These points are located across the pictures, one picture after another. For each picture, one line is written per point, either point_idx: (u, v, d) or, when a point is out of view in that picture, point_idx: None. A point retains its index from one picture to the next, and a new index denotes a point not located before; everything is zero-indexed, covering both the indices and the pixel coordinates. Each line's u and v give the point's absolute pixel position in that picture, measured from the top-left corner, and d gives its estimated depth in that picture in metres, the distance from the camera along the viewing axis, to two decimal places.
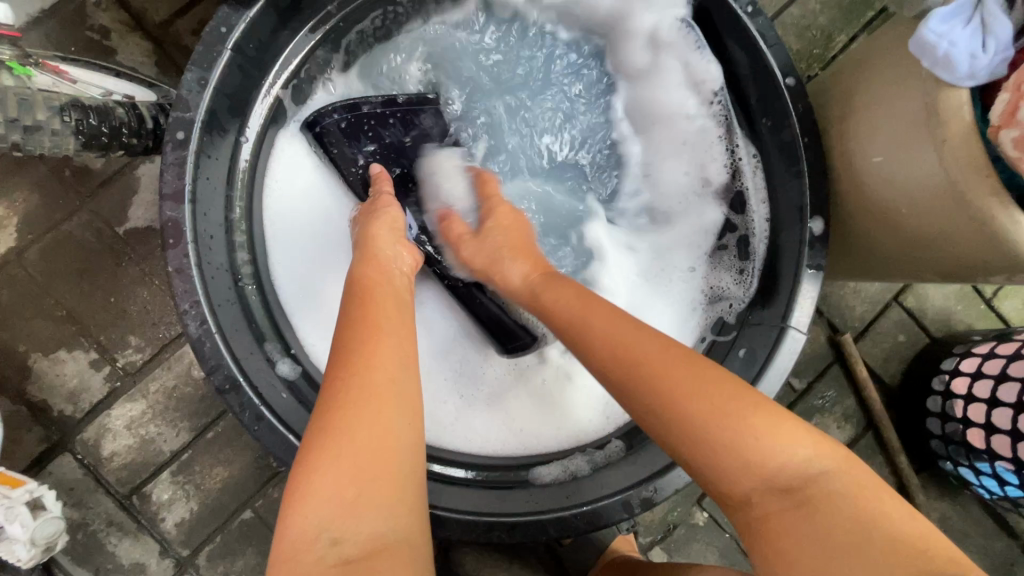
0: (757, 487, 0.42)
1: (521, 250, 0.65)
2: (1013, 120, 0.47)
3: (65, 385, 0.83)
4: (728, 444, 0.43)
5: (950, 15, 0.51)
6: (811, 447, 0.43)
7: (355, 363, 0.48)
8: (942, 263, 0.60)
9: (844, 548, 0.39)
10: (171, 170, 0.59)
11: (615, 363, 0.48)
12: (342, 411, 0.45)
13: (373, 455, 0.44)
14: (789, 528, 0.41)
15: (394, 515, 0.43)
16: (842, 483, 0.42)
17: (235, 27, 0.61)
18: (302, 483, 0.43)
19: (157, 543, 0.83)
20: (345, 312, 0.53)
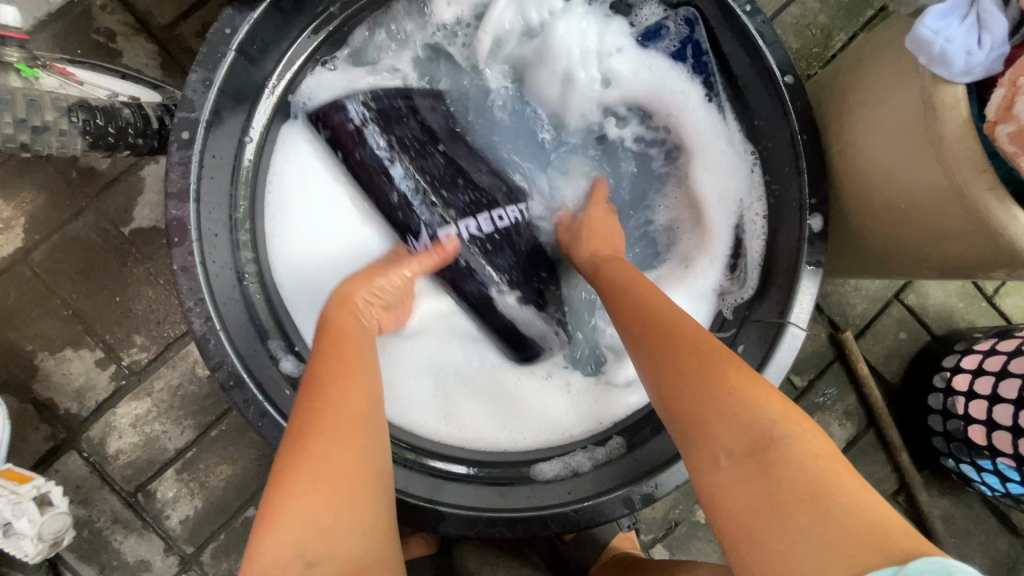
0: (725, 449, 0.43)
1: (603, 236, 0.70)
2: (1009, 115, 0.47)
3: (71, 383, 0.84)
4: (706, 420, 0.45)
5: (945, 12, 0.52)
6: (775, 411, 0.43)
7: (323, 390, 0.49)
8: (934, 252, 0.60)
9: (801, 525, 0.39)
10: (176, 170, 0.60)
11: (642, 321, 0.53)
12: (315, 435, 0.47)
13: (344, 479, 0.47)
14: (752, 514, 0.41)
15: (368, 533, 0.47)
16: (805, 448, 0.41)
17: (239, 28, 0.61)
18: (276, 507, 0.45)
19: (162, 540, 0.84)
20: (319, 349, 0.55)
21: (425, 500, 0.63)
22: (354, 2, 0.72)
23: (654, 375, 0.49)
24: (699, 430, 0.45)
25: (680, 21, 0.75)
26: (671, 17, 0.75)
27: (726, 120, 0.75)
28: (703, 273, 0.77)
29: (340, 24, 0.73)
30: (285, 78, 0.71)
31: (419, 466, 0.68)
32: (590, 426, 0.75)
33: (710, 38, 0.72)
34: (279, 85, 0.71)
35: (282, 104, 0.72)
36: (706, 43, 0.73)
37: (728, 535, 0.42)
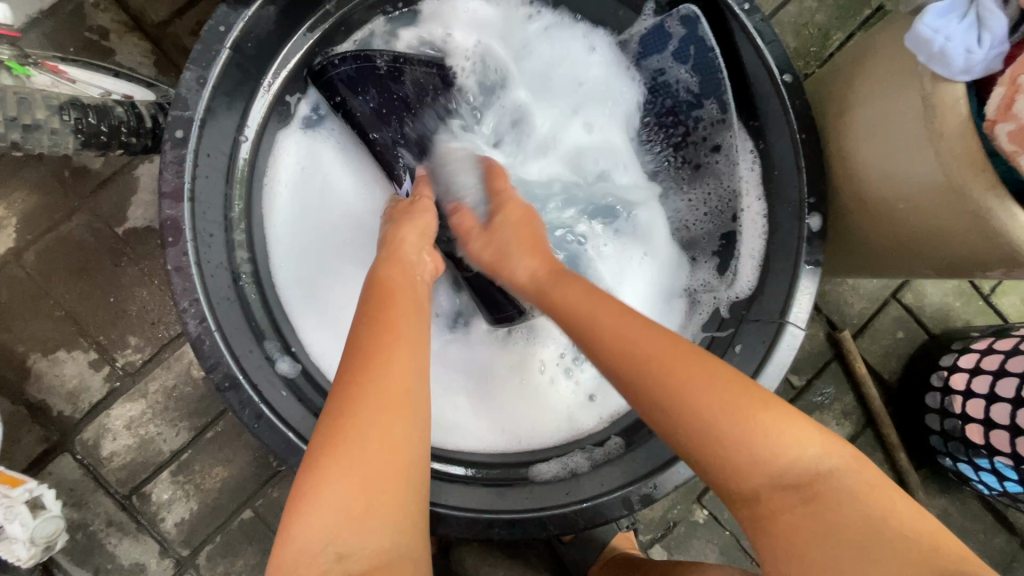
0: (765, 480, 0.43)
1: (528, 247, 0.62)
2: (1009, 113, 0.47)
3: (64, 385, 0.83)
4: (733, 442, 0.43)
5: (944, 10, 0.51)
6: (818, 446, 0.43)
7: (370, 368, 0.47)
8: (935, 254, 0.60)
9: (856, 545, 0.39)
10: (170, 169, 0.59)
11: (628, 363, 0.48)
12: (357, 417, 0.45)
13: (382, 468, 0.44)
14: (796, 530, 0.41)
15: (401, 530, 0.44)
16: (856, 481, 0.42)
17: (233, 25, 0.61)
18: (308, 491, 0.44)
19: (157, 543, 0.83)
20: (358, 326, 0.52)
21: None
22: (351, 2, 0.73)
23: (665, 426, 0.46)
24: (723, 459, 0.44)
25: (678, 20, 0.74)
26: (670, 17, 0.75)
27: (730, 118, 0.73)
28: (692, 269, 0.80)
29: (338, 22, 0.73)
30: (283, 76, 0.71)
31: None
32: (589, 428, 0.75)
33: (712, 35, 0.71)
34: (276, 83, 0.71)
35: (279, 101, 0.72)
36: (711, 38, 0.71)
37: (764, 547, 0.43)
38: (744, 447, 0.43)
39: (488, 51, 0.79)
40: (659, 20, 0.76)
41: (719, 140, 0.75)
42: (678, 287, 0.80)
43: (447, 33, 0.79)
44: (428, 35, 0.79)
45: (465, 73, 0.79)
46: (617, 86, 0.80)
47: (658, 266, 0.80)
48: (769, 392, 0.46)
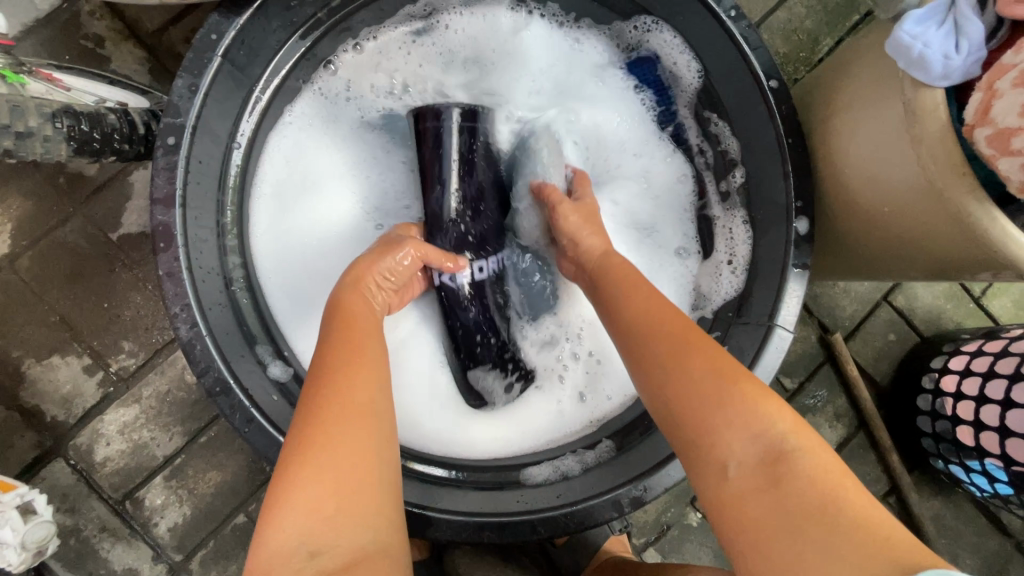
0: (734, 459, 0.43)
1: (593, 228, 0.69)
2: (986, 118, 0.48)
3: (58, 390, 0.83)
4: (718, 427, 0.44)
5: (923, 18, 0.52)
6: (786, 423, 0.44)
7: (333, 378, 0.49)
8: (918, 254, 0.60)
9: (814, 535, 0.39)
10: (162, 175, 0.60)
11: (637, 343, 0.52)
12: (319, 422, 0.46)
13: (351, 468, 0.45)
14: (763, 520, 0.41)
15: (373, 525, 0.44)
16: (813, 463, 0.42)
17: (225, 34, 0.61)
18: (281, 493, 0.43)
19: (150, 548, 0.84)
20: (328, 334, 0.55)
21: (412, 505, 0.63)
22: (343, 10, 0.72)
23: (652, 388, 0.49)
24: (709, 446, 0.44)
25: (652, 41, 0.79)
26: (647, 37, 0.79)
27: (714, 125, 0.77)
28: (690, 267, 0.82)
29: (327, 32, 0.73)
30: (273, 84, 0.71)
31: (405, 470, 0.68)
32: (577, 430, 0.76)
33: (681, 57, 0.77)
34: (267, 91, 0.71)
35: (270, 110, 0.72)
36: (679, 64, 0.77)
37: (732, 540, 0.42)
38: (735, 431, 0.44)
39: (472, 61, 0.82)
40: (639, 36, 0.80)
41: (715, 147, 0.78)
42: (670, 271, 0.83)
43: (421, 42, 0.81)
44: (405, 48, 0.80)
45: (449, 82, 0.82)
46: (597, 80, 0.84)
47: (651, 251, 0.84)
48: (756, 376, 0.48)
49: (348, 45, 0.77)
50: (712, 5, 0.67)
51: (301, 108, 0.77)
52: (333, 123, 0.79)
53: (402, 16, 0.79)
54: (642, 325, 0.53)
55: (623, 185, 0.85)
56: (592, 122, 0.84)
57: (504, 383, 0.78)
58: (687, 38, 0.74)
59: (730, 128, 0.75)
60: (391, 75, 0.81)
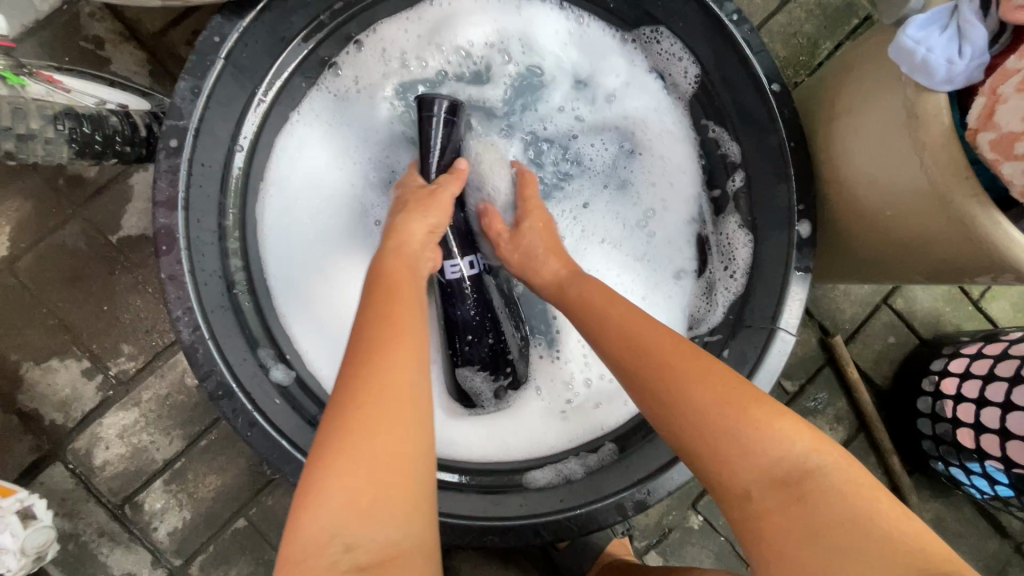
0: (755, 479, 0.43)
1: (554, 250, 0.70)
2: (991, 123, 0.48)
3: (57, 394, 0.82)
4: (738, 450, 0.44)
5: (927, 21, 0.52)
6: (806, 441, 0.44)
7: (371, 361, 0.47)
8: (921, 261, 0.61)
9: (848, 543, 0.39)
10: (164, 178, 0.59)
11: (635, 362, 0.52)
12: (354, 410, 0.45)
13: (387, 456, 0.44)
14: (791, 535, 0.41)
15: (407, 519, 0.44)
16: (840, 478, 0.42)
17: (228, 35, 0.61)
18: (317, 483, 0.43)
19: (149, 553, 0.83)
20: (367, 308, 0.53)
21: None
22: (344, 13, 0.72)
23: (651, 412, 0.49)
24: (726, 468, 0.44)
25: (664, 40, 0.77)
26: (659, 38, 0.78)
27: (718, 128, 0.77)
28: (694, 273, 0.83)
29: (332, 31, 0.73)
30: (276, 86, 0.71)
31: None
32: (581, 433, 0.76)
33: (688, 57, 0.76)
34: (269, 93, 0.71)
35: (272, 113, 0.72)
36: (687, 61, 0.76)
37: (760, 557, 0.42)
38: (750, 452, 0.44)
39: (474, 61, 0.80)
40: (651, 35, 0.78)
41: (718, 149, 0.79)
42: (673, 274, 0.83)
43: (419, 41, 0.79)
44: (412, 44, 0.78)
45: (453, 83, 0.80)
46: (609, 76, 0.82)
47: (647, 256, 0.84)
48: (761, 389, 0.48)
49: (349, 45, 0.76)
50: (714, 8, 0.67)
51: (305, 104, 0.76)
52: (339, 119, 0.78)
53: (401, 17, 0.78)
54: (636, 352, 0.52)
55: (631, 182, 0.83)
56: (599, 119, 0.83)
57: (490, 387, 0.76)
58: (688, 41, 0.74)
59: (732, 132, 0.75)
60: (395, 75, 0.78)
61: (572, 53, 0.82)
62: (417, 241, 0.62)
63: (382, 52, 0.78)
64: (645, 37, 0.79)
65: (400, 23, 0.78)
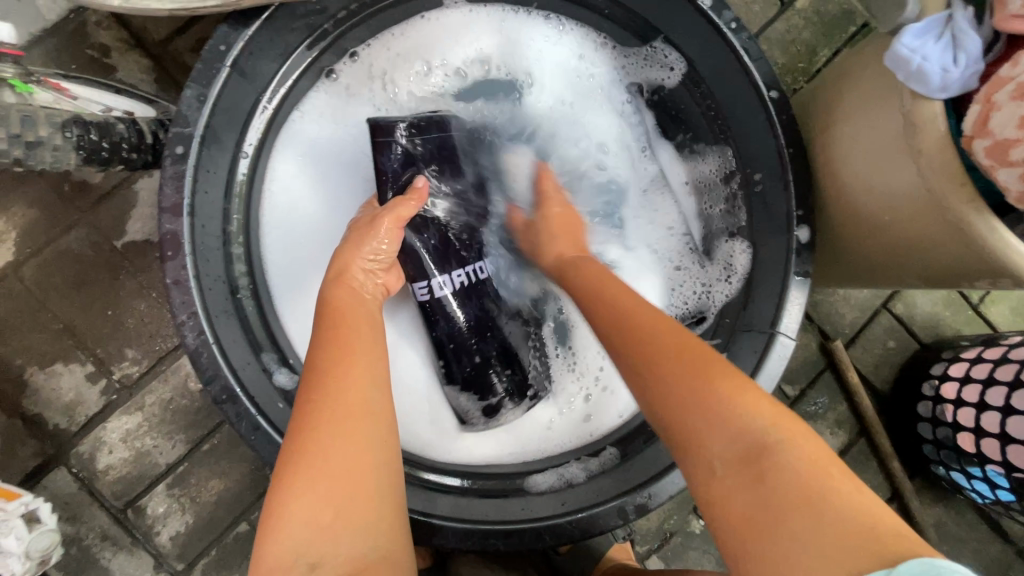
0: (718, 454, 0.43)
1: (564, 235, 0.71)
2: (985, 129, 0.48)
3: (61, 398, 0.83)
4: (700, 422, 0.44)
5: (921, 31, 0.52)
6: (767, 418, 0.43)
7: (323, 382, 0.48)
8: (915, 263, 0.61)
9: (798, 523, 0.38)
10: (170, 184, 0.60)
11: (613, 327, 0.54)
12: (308, 432, 0.46)
13: (345, 475, 0.45)
14: (748, 515, 0.40)
15: (373, 533, 0.45)
16: (797, 453, 0.41)
17: (234, 44, 0.62)
18: (277, 507, 0.44)
19: (151, 557, 0.83)
20: (317, 336, 0.53)
21: (418, 514, 0.63)
22: (349, 20, 0.73)
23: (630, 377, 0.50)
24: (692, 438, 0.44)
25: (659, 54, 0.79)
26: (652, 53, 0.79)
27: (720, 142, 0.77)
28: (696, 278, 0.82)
29: (337, 40, 0.74)
30: (280, 93, 0.72)
31: (413, 478, 0.68)
32: (584, 437, 0.77)
33: (681, 63, 0.77)
34: (274, 100, 0.72)
35: (277, 118, 0.73)
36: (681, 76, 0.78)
37: (727, 540, 0.42)
38: (712, 428, 0.44)
39: (466, 74, 0.81)
40: (642, 49, 0.80)
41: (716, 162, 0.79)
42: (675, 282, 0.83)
43: (413, 52, 0.79)
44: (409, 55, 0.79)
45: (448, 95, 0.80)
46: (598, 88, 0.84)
47: (657, 260, 0.85)
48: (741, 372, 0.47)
49: (345, 56, 0.77)
50: (710, 17, 0.68)
51: (299, 108, 0.75)
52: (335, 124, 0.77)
53: (392, 26, 0.78)
54: (620, 322, 0.53)
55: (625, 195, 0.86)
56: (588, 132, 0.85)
57: (476, 406, 0.71)
58: (683, 50, 0.76)
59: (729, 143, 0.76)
60: (391, 86, 0.79)
61: (561, 66, 0.83)
62: (360, 267, 0.63)
63: (378, 62, 0.78)
64: (640, 51, 0.80)
65: (395, 35, 0.78)
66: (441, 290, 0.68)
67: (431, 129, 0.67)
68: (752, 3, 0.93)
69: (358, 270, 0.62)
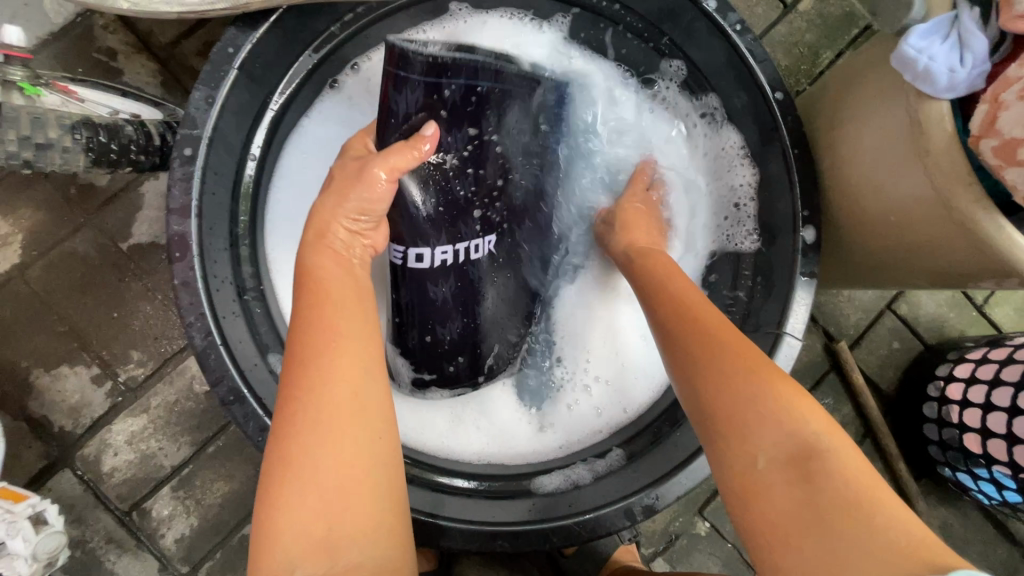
0: (763, 455, 0.44)
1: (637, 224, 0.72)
2: (993, 129, 0.48)
3: (66, 401, 0.83)
4: (745, 420, 0.45)
5: (928, 31, 0.52)
6: (821, 424, 0.45)
7: (306, 383, 0.47)
8: (927, 267, 0.61)
9: (843, 533, 0.40)
10: (178, 186, 0.61)
11: (681, 321, 0.53)
12: (296, 438, 0.46)
13: (338, 480, 0.45)
14: (787, 521, 0.42)
15: (371, 537, 0.45)
16: (847, 464, 0.42)
17: (241, 47, 0.63)
18: (270, 516, 0.45)
19: (156, 559, 0.83)
20: (298, 316, 0.52)
21: (425, 514, 0.63)
22: (355, 23, 0.73)
23: (683, 372, 0.50)
24: (741, 436, 0.45)
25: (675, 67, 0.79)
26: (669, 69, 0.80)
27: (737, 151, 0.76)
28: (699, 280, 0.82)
29: (343, 43, 0.74)
30: (287, 95, 0.72)
31: (421, 480, 0.68)
32: (592, 439, 0.76)
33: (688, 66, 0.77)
34: (280, 103, 0.72)
35: (282, 122, 0.73)
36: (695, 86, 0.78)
37: (761, 542, 0.43)
38: (755, 431, 0.45)
39: None
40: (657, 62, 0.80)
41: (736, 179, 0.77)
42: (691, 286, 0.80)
43: None
44: None
45: None
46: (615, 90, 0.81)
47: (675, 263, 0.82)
48: (789, 376, 0.49)
49: (347, 67, 0.76)
50: (716, 20, 0.69)
51: (308, 115, 0.75)
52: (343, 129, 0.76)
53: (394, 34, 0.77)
54: (679, 315, 0.54)
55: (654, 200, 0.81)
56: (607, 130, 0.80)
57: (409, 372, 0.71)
58: (687, 54, 0.76)
59: (751, 157, 0.75)
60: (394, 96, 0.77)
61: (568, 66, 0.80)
62: (342, 229, 0.57)
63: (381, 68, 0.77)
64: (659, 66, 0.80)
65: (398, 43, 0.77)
66: (417, 258, 0.62)
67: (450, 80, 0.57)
68: (755, 6, 0.93)
69: (340, 231, 0.57)
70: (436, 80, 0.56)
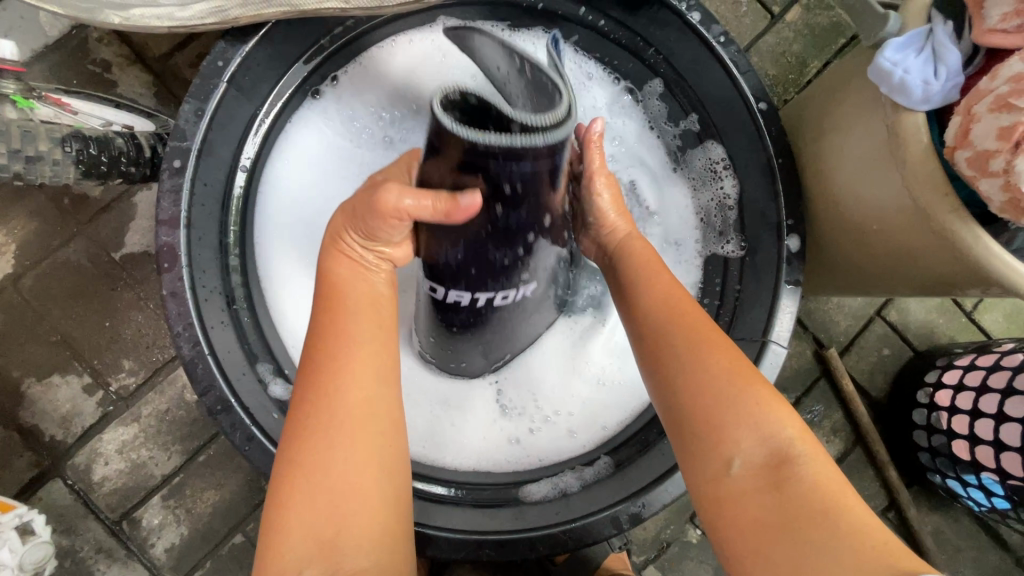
0: (741, 458, 0.44)
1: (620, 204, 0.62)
2: (966, 140, 0.49)
3: (57, 410, 0.83)
4: (721, 423, 0.46)
5: (903, 44, 0.53)
6: (794, 429, 0.45)
7: (321, 390, 0.49)
8: (905, 272, 0.62)
9: (813, 539, 0.40)
10: (167, 198, 0.62)
11: (660, 319, 0.52)
12: (310, 443, 0.48)
13: (347, 487, 0.47)
14: (760, 525, 0.42)
15: (375, 544, 0.46)
16: (818, 470, 0.43)
17: (231, 60, 0.64)
18: (279, 519, 0.46)
19: (146, 569, 0.83)
20: (314, 320, 0.53)
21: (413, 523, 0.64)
22: (344, 36, 0.74)
23: (661, 374, 0.50)
24: (720, 441, 0.45)
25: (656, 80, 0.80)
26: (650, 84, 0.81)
27: (718, 160, 0.77)
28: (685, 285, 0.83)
29: (331, 56, 0.75)
30: (276, 108, 0.73)
31: None
32: (578, 446, 0.76)
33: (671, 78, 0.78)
34: (270, 115, 0.72)
35: (272, 135, 0.73)
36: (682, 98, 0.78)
37: (736, 545, 0.43)
38: (732, 435, 0.45)
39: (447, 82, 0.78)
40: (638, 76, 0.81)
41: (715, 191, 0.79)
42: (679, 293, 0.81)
43: (394, 68, 0.78)
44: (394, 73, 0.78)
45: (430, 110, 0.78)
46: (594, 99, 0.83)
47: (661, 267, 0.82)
48: (766, 379, 0.49)
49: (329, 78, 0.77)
50: (699, 32, 0.70)
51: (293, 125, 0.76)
52: (329, 141, 0.77)
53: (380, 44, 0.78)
54: (659, 312, 0.53)
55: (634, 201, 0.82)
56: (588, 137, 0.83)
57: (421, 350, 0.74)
58: (674, 63, 0.76)
59: (733, 166, 0.76)
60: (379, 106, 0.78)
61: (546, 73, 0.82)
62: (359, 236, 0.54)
63: (365, 79, 0.77)
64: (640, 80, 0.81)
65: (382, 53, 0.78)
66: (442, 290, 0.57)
67: (506, 161, 0.43)
68: (742, 16, 0.95)
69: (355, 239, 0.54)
70: (485, 156, 0.43)
